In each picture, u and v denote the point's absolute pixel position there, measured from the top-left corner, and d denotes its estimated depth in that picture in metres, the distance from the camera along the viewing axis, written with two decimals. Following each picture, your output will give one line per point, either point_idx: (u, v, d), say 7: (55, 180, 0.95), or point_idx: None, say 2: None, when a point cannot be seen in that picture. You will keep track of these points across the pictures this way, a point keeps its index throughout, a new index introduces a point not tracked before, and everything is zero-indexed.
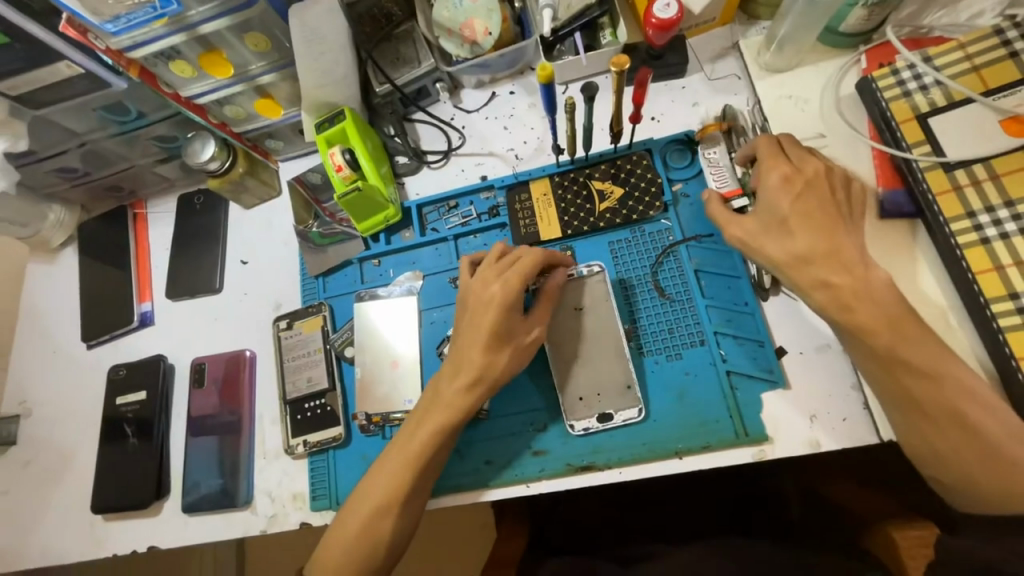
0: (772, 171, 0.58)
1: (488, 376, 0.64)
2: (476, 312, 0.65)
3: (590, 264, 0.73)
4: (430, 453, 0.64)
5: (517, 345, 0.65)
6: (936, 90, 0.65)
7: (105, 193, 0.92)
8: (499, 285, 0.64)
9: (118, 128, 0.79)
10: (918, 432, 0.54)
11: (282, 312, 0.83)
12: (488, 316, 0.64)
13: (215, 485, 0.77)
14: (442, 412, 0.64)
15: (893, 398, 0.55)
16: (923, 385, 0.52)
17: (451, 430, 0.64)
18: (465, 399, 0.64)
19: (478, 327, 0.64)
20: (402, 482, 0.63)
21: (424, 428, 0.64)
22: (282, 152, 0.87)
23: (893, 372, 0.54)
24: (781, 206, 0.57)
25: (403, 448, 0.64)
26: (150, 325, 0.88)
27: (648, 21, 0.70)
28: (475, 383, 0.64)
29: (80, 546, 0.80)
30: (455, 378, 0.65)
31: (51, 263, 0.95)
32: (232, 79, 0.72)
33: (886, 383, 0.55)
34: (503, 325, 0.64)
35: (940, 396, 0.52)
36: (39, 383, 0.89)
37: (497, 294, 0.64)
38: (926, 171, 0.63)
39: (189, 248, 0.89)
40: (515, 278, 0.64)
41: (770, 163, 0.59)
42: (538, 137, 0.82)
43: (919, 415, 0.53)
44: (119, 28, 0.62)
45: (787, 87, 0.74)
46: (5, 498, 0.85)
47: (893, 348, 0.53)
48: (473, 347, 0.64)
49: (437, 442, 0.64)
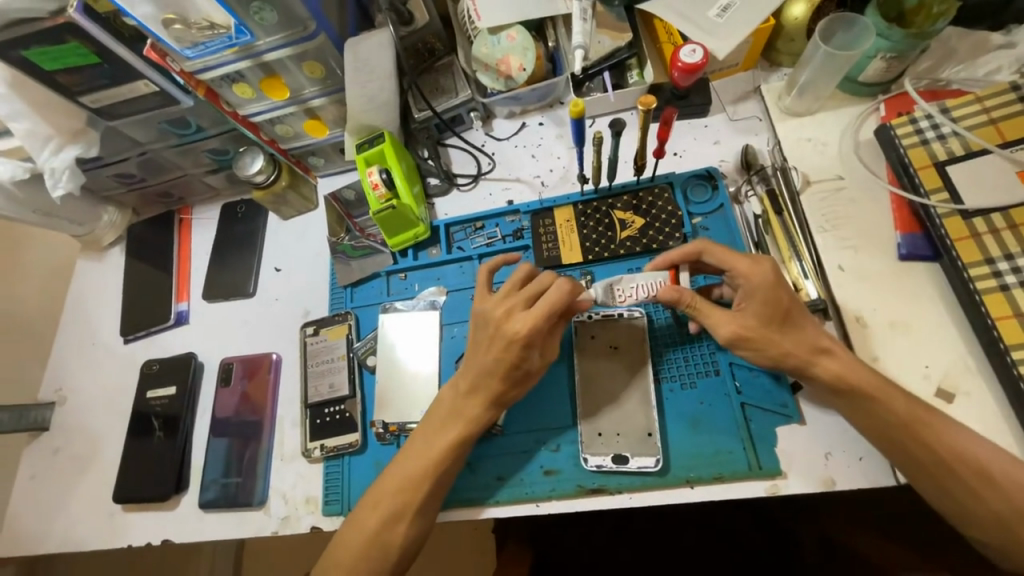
0: (756, 274, 0.61)
1: (507, 397, 0.67)
2: (495, 342, 0.65)
3: (630, 307, 0.74)
4: (447, 463, 0.65)
5: (532, 373, 0.66)
6: (954, 139, 0.67)
7: (156, 199, 0.99)
8: (526, 321, 0.63)
9: (177, 140, 0.86)
10: (948, 495, 0.54)
11: (310, 319, 0.87)
12: (511, 350, 0.64)
13: (233, 483, 0.79)
14: (463, 422, 0.66)
15: (922, 468, 0.55)
16: (943, 448, 0.55)
17: (469, 440, 0.66)
18: (484, 416, 0.67)
19: (496, 356, 0.65)
20: (419, 488, 0.64)
21: (445, 438, 0.66)
22: (321, 169, 0.94)
23: (904, 439, 0.56)
24: (783, 301, 0.60)
25: (423, 454, 0.66)
26: (185, 324, 0.92)
27: (675, 65, 0.74)
28: (494, 403, 0.67)
29: (99, 535, 0.82)
30: (473, 392, 0.67)
31: (99, 260, 1.01)
32: (287, 101, 0.79)
33: (902, 454, 0.56)
34: (521, 359, 0.64)
35: (970, 454, 0.54)
36: (77, 373, 0.94)
37: (518, 328, 0.63)
38: (944, 217, 0.65)
39: (228, 254, 0.94)
40: (543, 316, 0.63)
41: (745, 267, 0.61)
42: (564, 166, 0.86)
43: (950, 478, 0.54)
44: (195, 53, 0.69)
45: (806, 130, 0.77)
46: (32, 483, 0.88)
47: (907, 414, 0.56)
48: (492, 371, 0.65)
49: (453, 454, 0.66)
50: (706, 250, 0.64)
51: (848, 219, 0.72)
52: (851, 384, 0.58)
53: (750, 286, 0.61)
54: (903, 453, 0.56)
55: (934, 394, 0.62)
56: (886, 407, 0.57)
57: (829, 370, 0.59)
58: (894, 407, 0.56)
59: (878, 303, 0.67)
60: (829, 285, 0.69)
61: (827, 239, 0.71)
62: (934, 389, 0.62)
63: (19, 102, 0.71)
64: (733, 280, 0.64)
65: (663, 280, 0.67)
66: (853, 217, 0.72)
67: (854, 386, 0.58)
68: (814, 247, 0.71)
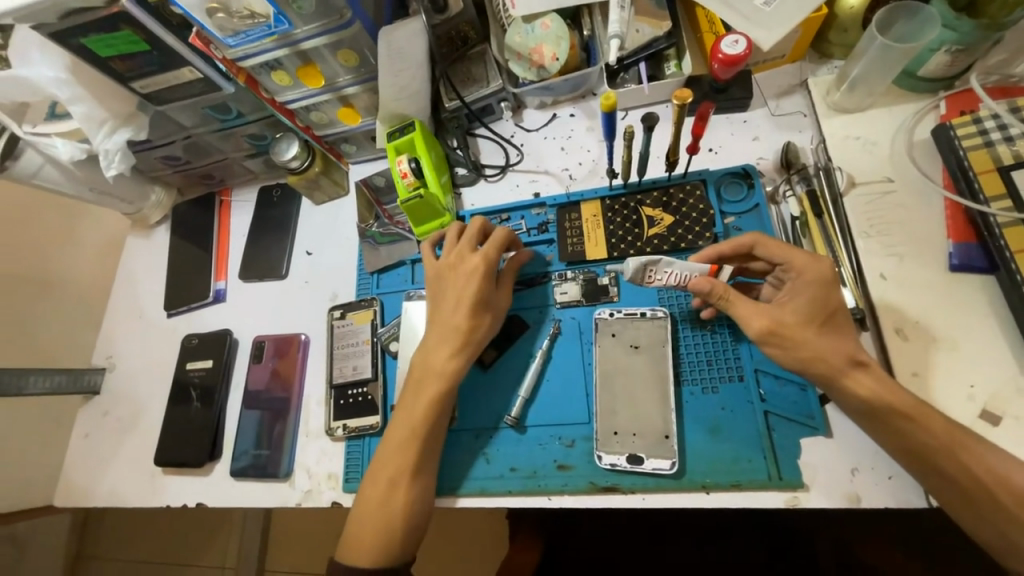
0: (812, 268, 0.59)
1: (474, 340, 0.71)
2: (456, 280, 0.72)
3: (653, 307, 0.73)
4: (432, 418, 0.68)
5: (494, 312, 0.73)
6: (1022, 142, 0.62)
7: (199, 180, 1.04)
8: (477, 256, 0.72)
9: (219, 125, 0.89)
10: (987, 528, 0.51)
11: (337, 303, 0.90)
12: (471, 282, 0.71)
13: (262, 454, 0.83)
14: (437, 378, 0.69)
15: (959, 490, 0.52)
16: (982, 477, 0.51)
17: (447, 396, 0.69)
18: (454, 363, 0.70)
19: (455, 294, 0.72)
20: (409, 449, 0.67)
21: (423, 396, 0.69)
22: (354, 155, 0.96)
23: (938, 464, 0.53)
24: (832, 299, 0.58)
25: (409, 414, 0.69)
26: (222, 301, 0.97)
27: (715, 56, 0.71)
28: (462, 348, 0.70)
29: (141, 493, 0.89)
30: (440, 345, 0.71)
31: (147, 238, 1.07)
32: (322, 89, 0.80)
33: (933, 480, 0.53)
34: (484, 292, 0.72)
35: (1012, 480, 0.51)
36: (125, 342, 1.01)
37: (468, 262, 0.72)
38: (1004, 227, 0.60)
39: (264, 236, 0.98)
40: (490, 247, 0.73)
41: (802, 261, 0.60)
42: (593, 159, 0.85)
43: (990, 508, 0.51)
44: (237, 42, 0.71)
45: (855, 128, 0.73)
46: (85, 441, 0.95)
47: (949, 439, 0.53)
48: (454, 312, 0.71)
49: (436, 406, 0.69)
50: (759, 243, 0.63)
51: (895, 225, 0.68)
52: (888, 402, 0.55)
53: (802, 281, 0.60)
54: (936, 480, 0.53)
55: (978, 417, 0.58)
56: (921, 430, 0.53)
57: (862, 386, 0.56)
58: (928, 429, 0.54)
59: (922, 316, 0.63)
60: (868, 294, 0.66)
61: (871, 245, 0.67)
62: (978, 411, 0.59)
63: (78, 87, 0.76)
64: (782, 275, 0.63)
65: (702, 270, 0.63)
66: (901, 223, 0.67)
67: (889, 404, 0.55)
68: (855, 252, 0.68)
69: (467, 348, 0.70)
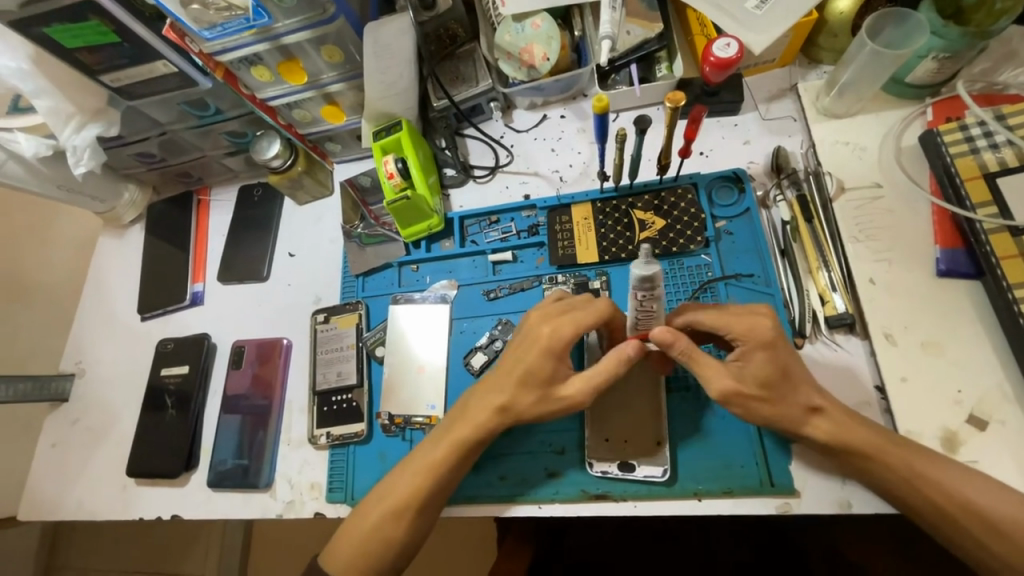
0: (754, 333, 0.57)
1: (514, 409, 0.64)
2: (520, 343, 0.65)
3: None
4: (449, 464, 0.64)
5: (552, 393, 0.62)
6: (1007, 149, 0.62)
7: (176, 178, 1.00)
8: (551, 326, 0.62)
9: (197, 121, 0.85)
10: (970, 537, 0.52)
11: (321, 306, 0.87)
12: (542, 360, 0.62)
13: (239, 465, 0.80)
14: (470, 424, 0.65)
15: (948, 504, 0.52)
16: (963, 488, 0.52)
17: (474, 445, 0.65)
18: (489, 419, 0.64)
19: (515, 355, 0.65)
20: (421, 485, 0.64)
21: (452, 436, 0.65)
22: (338, 154, 0.93)
23: (922, 475, 0.53)
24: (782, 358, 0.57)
25: (432, 447, 0.66)
26: (200, 304, 0.93)
27: (706, 60, 0.70)
28: (501, 411, 0.64)
29: (113, 504, 0.84)
30: (483, 397, 0.66)
31: (119, 237, 1.02)
32: (305, 86, 0.78)
33: (927, 495, 0.53)
34: (548, 370, 0.62)
35: (991, 488, 0.52)
36: (96, 347, 0.96)
37: (537, 328, 0.63)
38: (991, 233, 0.60)
39: (244, 236, 0.94)
40: (572, 326, 0.61)
41: (743, 328, 0.57)
42: (584, 161, 0.84)
43: (977, 523, 0.51)
44: (214, 35, 0.68)
45: (844, 133, 0.73)
46: (52, 451, 0.90)
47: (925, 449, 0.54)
48: (506, 373, 0.65)
49: (457, 457, 0.65)
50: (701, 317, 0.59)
51: (884, 230, 0.68)
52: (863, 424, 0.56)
53: (747, 347, 0.58)
54: (927, 492, 0.53)
55: (965, 423, 0.59)
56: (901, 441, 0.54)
57: (822, 430, 0.57)
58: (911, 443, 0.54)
59: (911, 321, 0.64)
60: (858, 299, 0.66)
61: (860, 250, 0.68)
62: (965, 415, 0.59)
63: (42, 80, 0.73)
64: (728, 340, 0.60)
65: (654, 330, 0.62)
66: (891, 227, 0.68)
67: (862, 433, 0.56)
68: (844, 257, 0.68)
69: (510, 414, 0.64)
